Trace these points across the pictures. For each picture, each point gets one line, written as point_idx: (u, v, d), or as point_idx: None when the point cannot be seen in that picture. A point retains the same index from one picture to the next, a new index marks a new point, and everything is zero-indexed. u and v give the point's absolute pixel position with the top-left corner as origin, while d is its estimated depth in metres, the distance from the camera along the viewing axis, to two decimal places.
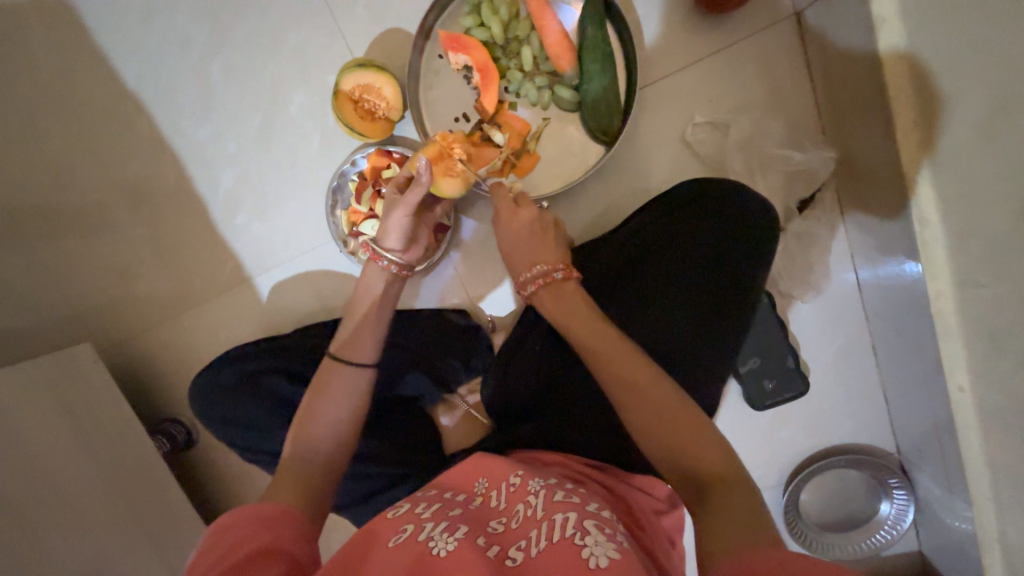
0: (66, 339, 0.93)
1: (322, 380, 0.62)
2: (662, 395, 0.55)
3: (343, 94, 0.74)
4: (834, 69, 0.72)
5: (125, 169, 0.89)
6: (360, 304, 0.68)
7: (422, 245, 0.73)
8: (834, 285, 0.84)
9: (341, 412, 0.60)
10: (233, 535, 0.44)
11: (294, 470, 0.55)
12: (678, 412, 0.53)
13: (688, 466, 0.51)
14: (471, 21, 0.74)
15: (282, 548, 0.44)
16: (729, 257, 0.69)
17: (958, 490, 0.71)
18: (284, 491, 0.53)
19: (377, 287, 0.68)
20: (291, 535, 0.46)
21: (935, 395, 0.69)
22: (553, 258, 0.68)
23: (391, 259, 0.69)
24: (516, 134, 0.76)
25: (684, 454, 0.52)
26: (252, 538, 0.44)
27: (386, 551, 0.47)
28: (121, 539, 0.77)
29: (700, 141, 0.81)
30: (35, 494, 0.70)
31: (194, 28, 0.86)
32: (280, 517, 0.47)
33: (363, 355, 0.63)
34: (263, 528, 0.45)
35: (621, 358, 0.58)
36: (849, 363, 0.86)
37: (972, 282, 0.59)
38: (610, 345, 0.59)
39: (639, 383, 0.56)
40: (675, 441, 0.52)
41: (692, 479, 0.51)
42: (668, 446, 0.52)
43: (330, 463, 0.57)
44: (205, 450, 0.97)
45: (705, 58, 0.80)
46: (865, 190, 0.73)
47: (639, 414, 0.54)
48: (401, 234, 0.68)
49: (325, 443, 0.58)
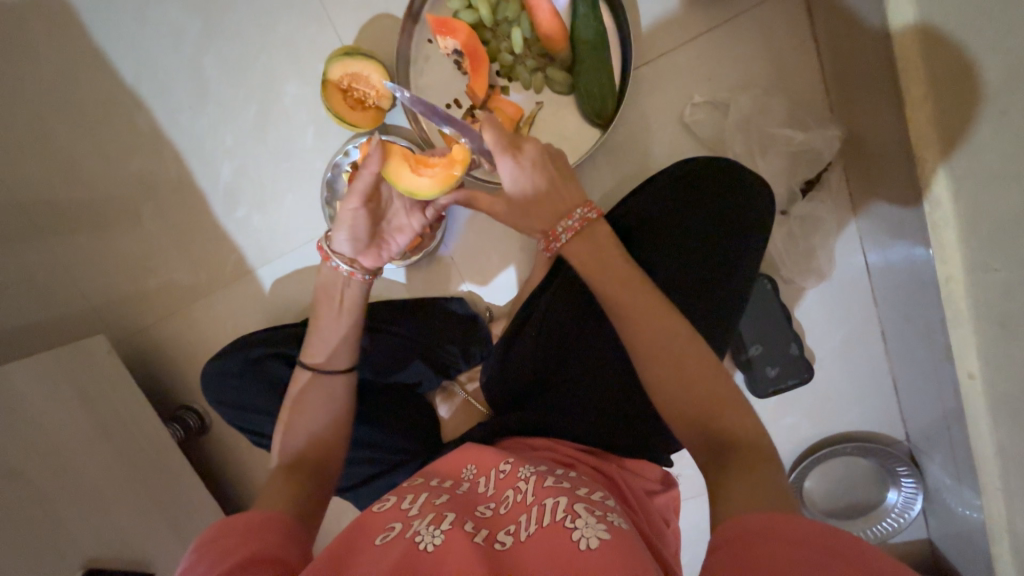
0: (84, 331, 0.97)
1: (304, 393, 0.65)
2: (684, 371, 0.52)
3: (331, 83, 0.73)
4: (840, 41, 0.68)
5: (129, 164, 0.91)
6: (327, 307, 0.68)
7: (381, 253, 0.68)
8: (841, 271, 0.81)
9: (321, 418, 0.64)
10: (224, 546, 0.45)
11: (283, 471, 0.59)
12: (701, 393, 0.51)
13: (718, 432, 0.49)
14: (459, 4, 0.72)
15: (274, 555, 0.45)
16: (733, 244, 0.67)
17: (966, 477, 0.69)
18: (277, 500, 0.54)
19: (334, 287, 0.68)
20: (280, 540, 0.47)
21: (944, 384, 0.66)
22: (575, 200, 0.63)
23: (340, 261, 0.67)
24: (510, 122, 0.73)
25: (708, 420, 0.50)
26: (244, 545, 0.45)
27: (373, 551, 0.46)
28: (140, 520, 0.82)
29: (699, 122, 0.78)
30: (57, 477, 0.74)
31: (186, 20, 0.86)
32: (265, 524, 0.48)
33: (339, 362, 0.67)
34: (254, 536, 0.46)
35: (658, 344, 0.53)
36: (857, 350, 0.83)
37: (982, 265, 0.56)
38: (650, 319, 0.54)
39: (663, 366, 0.52)
40: (695, 406, 0.50)
41: (721, 444, 0.48)
42: (693, 424, 0.50)
43: (316, 458, 0.61)
44: (217, 436, 1.00)
45: (705, 33, 0.76)
46: (875, 169, 0.70)
47: (667, 387, 0.52)
48: (348, 231, 0.64)
49: (309, 446, 0.62)
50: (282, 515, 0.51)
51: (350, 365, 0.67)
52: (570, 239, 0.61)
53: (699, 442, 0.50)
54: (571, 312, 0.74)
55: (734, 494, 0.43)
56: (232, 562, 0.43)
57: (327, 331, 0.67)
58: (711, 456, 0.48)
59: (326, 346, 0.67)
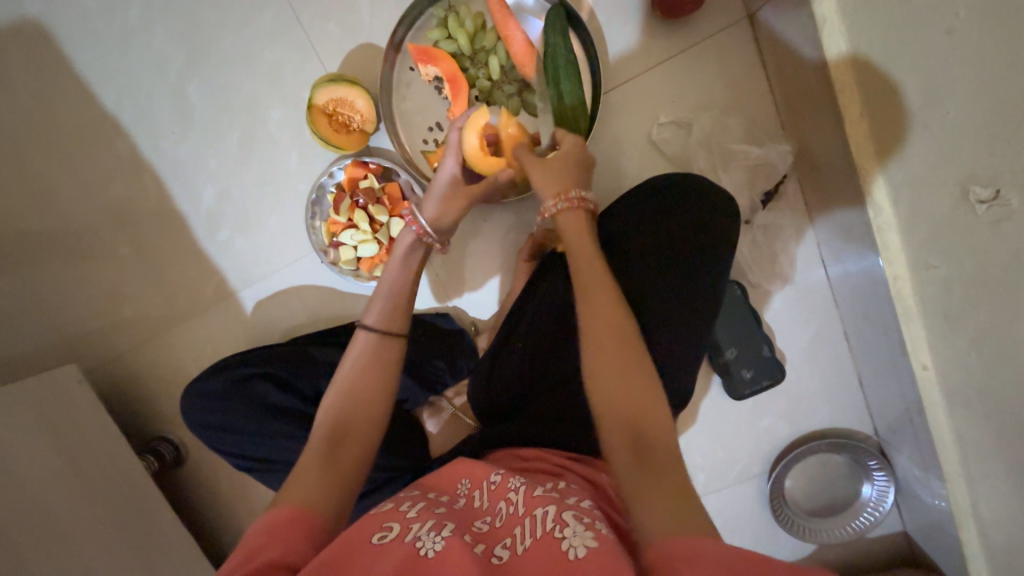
0: (54, 362, 0.94)
1: (341, 380, 0.63)
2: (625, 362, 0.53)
3: (317, 108, 0.76)
4: (785, 67, 0.76)
5: (107, 191, 0.90)
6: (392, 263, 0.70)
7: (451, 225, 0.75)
8: (804, 278, 0.87)
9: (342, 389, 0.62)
10: (247, 550, 0.46)
11: (324, 445, 0.57)
12: (640, 383, 0.52)
13: (642, 431, 0.49)
14: (439, 35, 0.78)
15: (296, 566, 0.45)
16: (704, 252, 0.71)
17: (932, 467, 0.72)
18: (304, 480, 0.53)
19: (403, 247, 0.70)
20: (299, 545, 0.47)
21: (904, 377, 0.71)
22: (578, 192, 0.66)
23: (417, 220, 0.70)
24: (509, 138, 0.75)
25: (636, 427, 0.49)
26: (264, 551, 0.45)
27: (371, 551, 0.46)
28: (113, 558, 0.77)
29: (665, 140, 0.84)
30: (22, 515, 0.70)
31: (170, 51, 0.88)
32: (292, 522, 0.48)
33: (398, 328, 0.66)
34: (278, 536, 0.47)
35: (604, 333, 0.55)
36: (824, 350, 0.88)
37: (925, 263, 0.61)
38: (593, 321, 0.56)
39: (606, 353, 0.54)
40: (628, 404, 0.51)
41: (642, 442, 0.48)
42: (621, 427, 0.50)
43: (356, 449, 0.58)
44: (193, 467, 0.97)
45: (667, 61, 0.83)
46: (825, 181, 0.76)
47: (607, 374, 0.53)
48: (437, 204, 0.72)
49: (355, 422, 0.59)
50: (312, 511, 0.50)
51: (404, 333, 0.67)
52: (565, 210, 0.63)
53: (625, 438, 0.49)
54: (551, 325, 0.75)
55: (649, 501, 0.44)
56: (254, 566, 0.44)
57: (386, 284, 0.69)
58: (631, 454, 0.48)
59: (386, 309, 0.67)
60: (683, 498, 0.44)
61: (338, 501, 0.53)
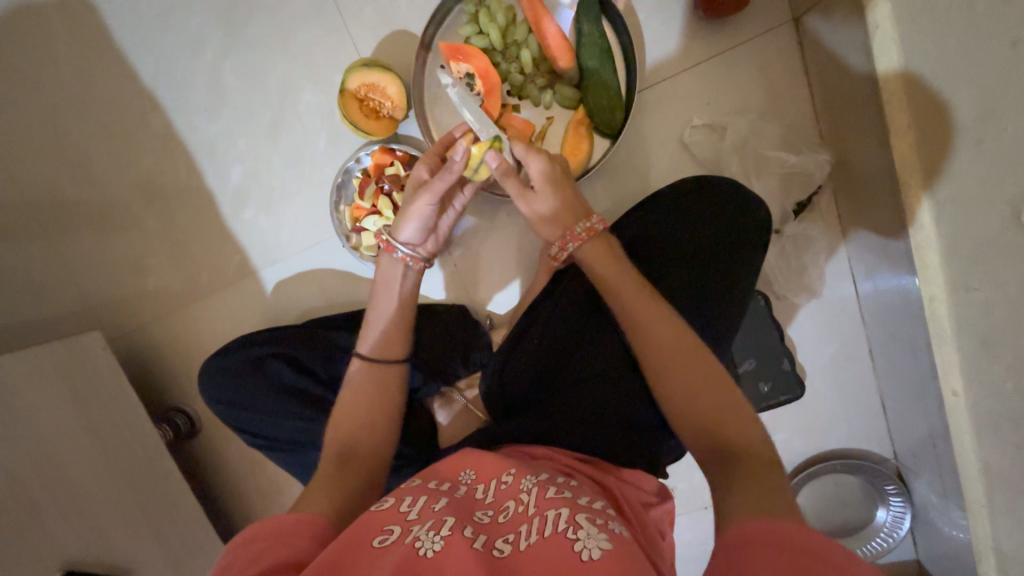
0: (80, 326, 0.96)
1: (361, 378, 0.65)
2: (681, 349, 0.52)
3: (348, 92, 0.76)
4: (829, 75, 0.73)
5: (139, 163, 0.92)
6: (384, 295, 0.69)
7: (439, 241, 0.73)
8: (833, 294, 0.85)
9: (356, 394, 0.64)
10: (253, 550, 0.45)
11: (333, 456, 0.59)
12: (704, 371, 0.51)
13: (724, 433, 0.47)
14: (470, 30, 0.76)
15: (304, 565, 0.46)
16: (733, 259, 0.69)
17: (953, 496, 0.70)
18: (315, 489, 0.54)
19: (394, 276, 0.69)
20: (309, 545, 0.47)
21: (931, 401, 0.68)
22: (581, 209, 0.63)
23: (407, 251, 0.69)
24: (576, 124, 0.77)
25: (708, 416, 0.48)
26: (271, 552, 0.45)
27: (371, 553, 0.45)
28: (122, 522, 0.79)
29: (697, 143, 0.82)
30: (41, 473, 0.72)
31: (208, 28, 0.89)
32: (296, 526, 0.48)
33: (398, 352, 0.67)
34: (284, 539, 0.47)
35: (658, 327, 0.53)
36: (847, 367, 0.86)
37: (966, 285, 0.58)
38: (657, 356, 0.52)
39: (665, 341, 0.53)
40: (699, 394, 0.50)
41: (721, 431, 0.48)
42: (699, 426, 0.49)
43: (357, 453, 0.60)
44: (206, 439, 0.99)
45: (704, 62, 0.81)
46: (863, 193, 0.74)
47: (664, 359, 0.52)
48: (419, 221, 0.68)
49: (355, 434, 0.61)
50: (317, 515, 0.51)
51: (403, 350, 0.68)
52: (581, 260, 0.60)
53: (707, 438, 0.48)
54: (569, 323, 0.75)
55: (737, 491, 0.43)
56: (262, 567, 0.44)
57: (378, 314, 0.68)
58: (713, 456, 0.47)
59: (382, 335, 0.67)
60: (780, 489, 0.42)
61: (339, 502, 0.54)
